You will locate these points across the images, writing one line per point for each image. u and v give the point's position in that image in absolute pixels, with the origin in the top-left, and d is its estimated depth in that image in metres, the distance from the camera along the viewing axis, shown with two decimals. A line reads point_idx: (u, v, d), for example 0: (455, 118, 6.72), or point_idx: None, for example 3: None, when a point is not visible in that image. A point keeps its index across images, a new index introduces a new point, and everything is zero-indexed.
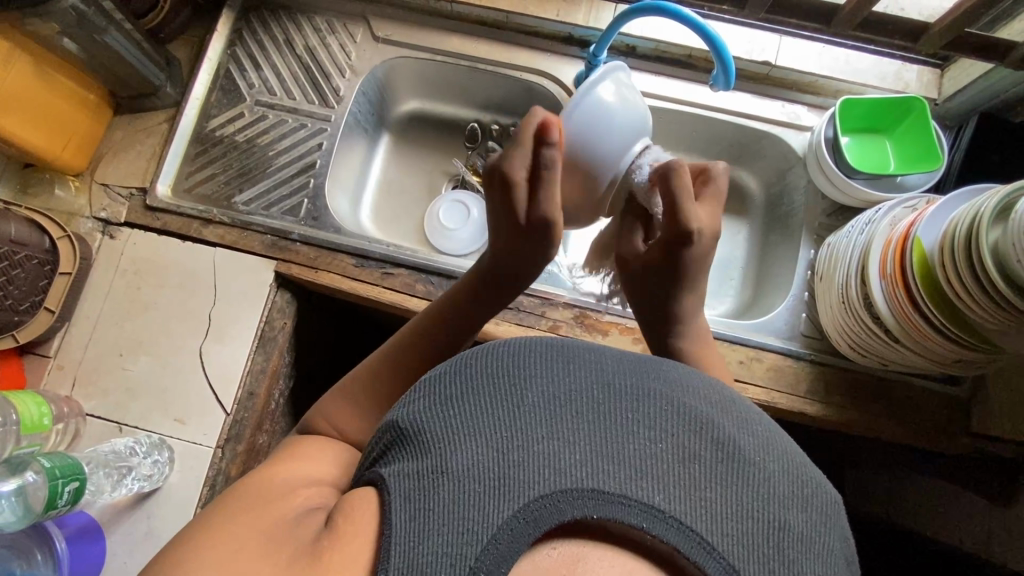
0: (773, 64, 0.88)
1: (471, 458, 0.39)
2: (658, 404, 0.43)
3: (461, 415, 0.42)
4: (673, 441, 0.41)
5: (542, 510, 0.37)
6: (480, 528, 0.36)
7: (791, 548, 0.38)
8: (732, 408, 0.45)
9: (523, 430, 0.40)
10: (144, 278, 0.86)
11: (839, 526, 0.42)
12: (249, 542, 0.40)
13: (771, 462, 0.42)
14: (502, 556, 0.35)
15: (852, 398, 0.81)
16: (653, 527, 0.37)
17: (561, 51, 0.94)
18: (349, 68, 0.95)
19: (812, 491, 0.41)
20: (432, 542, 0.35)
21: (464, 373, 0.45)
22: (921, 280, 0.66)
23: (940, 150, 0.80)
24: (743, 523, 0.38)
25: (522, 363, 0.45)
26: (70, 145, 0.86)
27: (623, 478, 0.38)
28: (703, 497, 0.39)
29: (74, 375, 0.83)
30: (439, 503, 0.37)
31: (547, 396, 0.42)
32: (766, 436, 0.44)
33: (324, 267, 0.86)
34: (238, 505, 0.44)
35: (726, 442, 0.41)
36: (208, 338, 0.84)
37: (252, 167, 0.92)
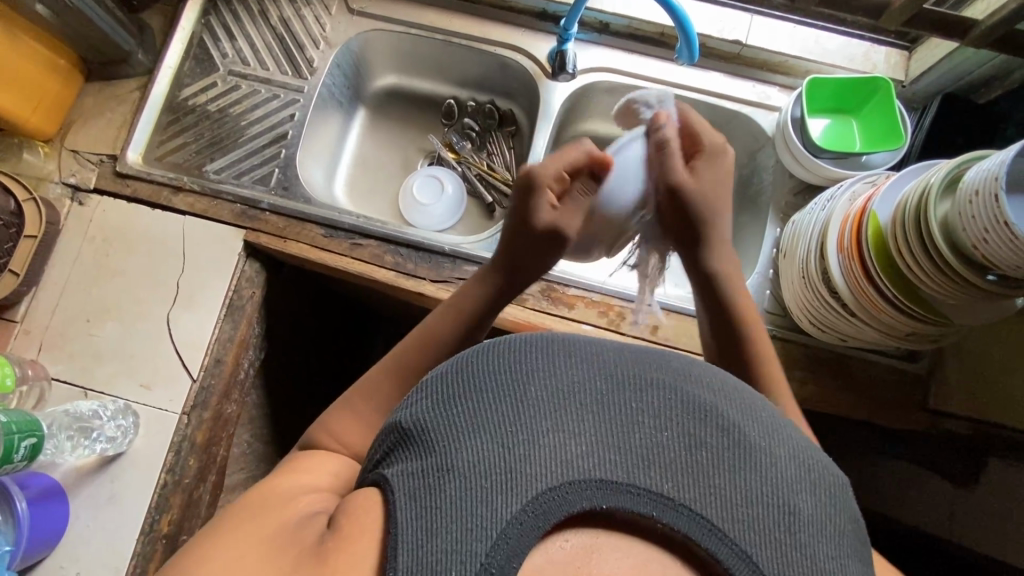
0: (743, 42, 0.88)
1: (476, 455, 0.39)
2: (661, 394, 0.43)
3: (464, 412, 0.42)
4: (678, 430, 0.42)
5: (550, 504, 0.38)
6: (490, 523, 0.37)
7: (802, 531, 0.39)
8: (736, 394, 0.46)
9: (527, 424, 0.41)
10: (112, 245, 0.86)
11: (847, 507, 0.43)
12: (254, 551, 0.41)
13: (777, 446, 0.42)
14: (513, 551, 0.36)
15: (813, 374, 0.82)
16: (663, 517, 0.38)
17: (536, 27, 0.94)
18: (323, 40, 0.95)
19: (820, 473, 0.42)
20: (443, 540, 0.36)
21: (465, 370, 0.45)
22: (874, 254, 0.67)
23: (904, 129, 0.81)
24: (754, 509, 0.39)
25: (522, 355, 0.45)
26: (39, 110, 0.86)
27: (630, 468, 0.40)
28: (712, 485, 0.39)
29: (41, 340, 0.83)
30: (445, 500, 0.38)
31: (550, 389, 0.43)
32: (772, 423, 0.44)
33: (293, 237, 0.86)
34: (243, 517, 0.45)
35: (731, 428, 0.42)
36: (176, 305, 0.84)
37: (224, 137, 0.92)
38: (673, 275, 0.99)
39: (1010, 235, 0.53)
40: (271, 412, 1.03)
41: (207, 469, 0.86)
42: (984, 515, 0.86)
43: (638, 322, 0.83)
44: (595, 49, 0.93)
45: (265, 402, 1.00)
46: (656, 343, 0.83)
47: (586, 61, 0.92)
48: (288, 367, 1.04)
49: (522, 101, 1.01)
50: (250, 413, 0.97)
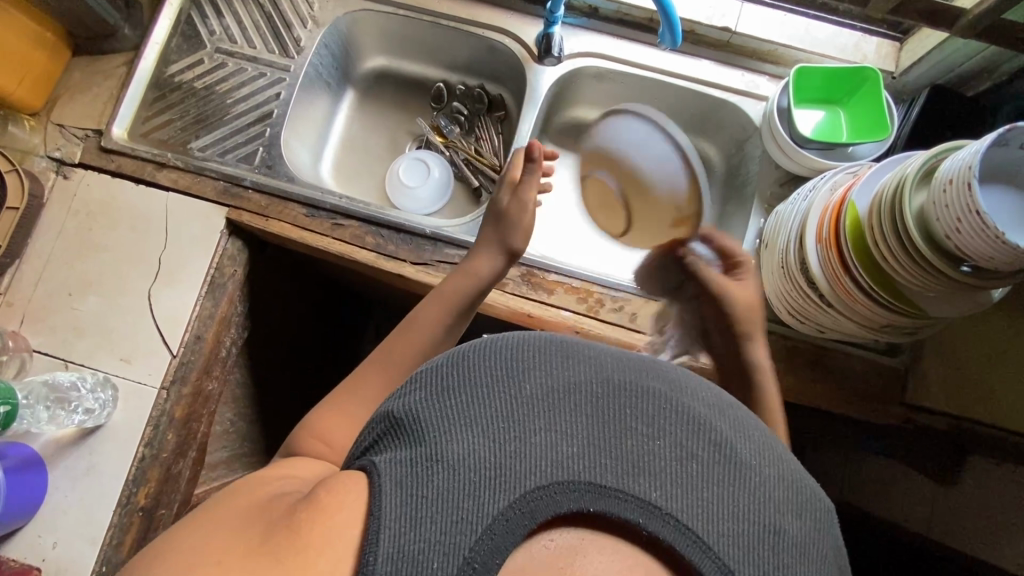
0: (732, 30, 0.87)
1: (467, 448, 0.39)
2: (656, 404, 0.44)
3: (458, 407, 0.42)
4: (670, 440, 0.42)
5: (538, 502, 0.38)
6: (476, 517, 0.37)
7: (784, 552, 0.39)
8: (729, 412, 0.46)
9: (520, 423, 0.41)
10: (96, 220, 0.87)
11: (830, 534, 0.44)
12: (225, 525, 0.42)
13: (765, 467, 0.43)
14: (497, 546, 0.36)
15: (790, 365, 0.82)
16: (649, 524, 0.38)
17: (524, 10, 0.93)
18: (311, 19, 0.94)
19: (805, 498, 0.43)
20: (426, 530, 0.36)
21: (461, 364, 0.45)
22: (851, 244, 0.66)
23: (889, 120, 0.80)
24: (739, 525, 0.39)
25: (520, 356, 0.45)
26: (24, 83, 0.86)
27: (621, 473, 0.40)
28: (700, 497, 0.40)
29: (23, 312, 0.84)
30: (432, 490, 0.38)
31: (545, 389, 0.43)
32: (761, 442, 0.45)
33: (275, 215, 0.86)
34: (222, 499, 0.46)
35: (723, 445, 0.43)
36: (157, 281, 0.85)
37: (209, 114, 0.92)
38: None
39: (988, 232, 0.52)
40: (256, 391, 1.04)
41: (186, 445, 0.87)
42: (959, 512, 0.85)
43: (616, 309, 0.83)
44: (584, 34, 0.92)
45: (248, 381, 1.01)
46: (634, 331, 0.82)
47: (575, 45, 0.91)
48: (272, 347, 1.05)
49: (512, 86, 1.01)
50: (232, 392, 0.97)
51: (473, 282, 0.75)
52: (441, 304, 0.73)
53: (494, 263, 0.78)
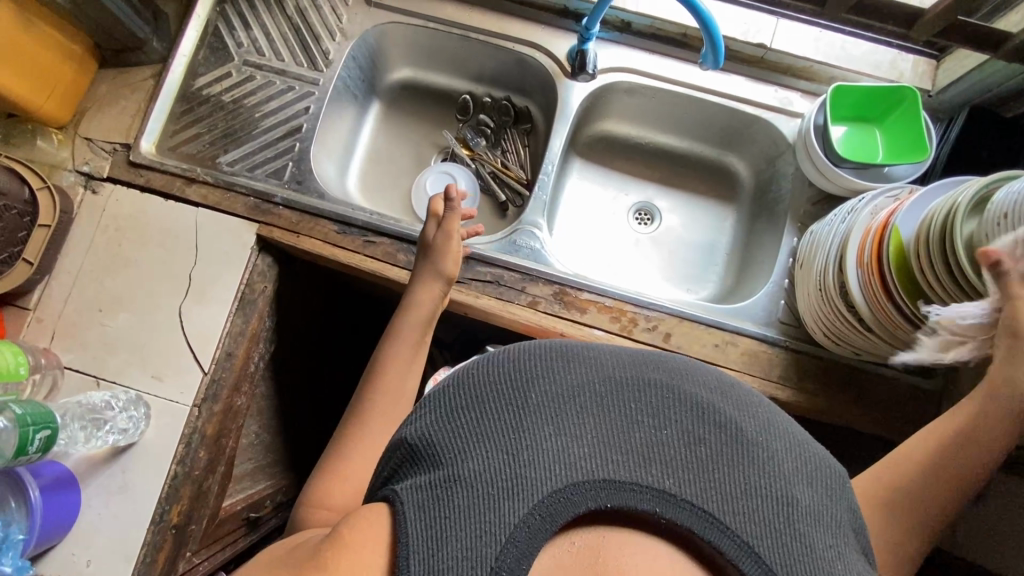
0: (768, 46, 0.87)
1: (482, 462, 0.39)
2: (660, 395, 0.43)
3: (469, 423, 0.42)
4: (677, 428, 0.41)
5: (556, 506, 0.37)
6: (497, 527, 0.36)
7: (800, 520, 0.38)
8: (731, 390, 0.45)
9: (530, 429, 0.40)
10: (125, 235, 0.86)
11: (844, 498, 0.42)
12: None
13: (772, 440, 0.42)
14: (522, 554, 0.36)
15: (824, 386, 0.81)
16: (666, 513, 0.38)
17: (555, 23, 0.92)
18: (340, 32, 0.93)
19: (814, 464, 0.42)
20: (452, 547, 0.36)
21: (467, 383, 0.45)
22: (895, 270, 0.66)
23: (928, 143, 0.79)
24: (755, 501, 0.38)
25: (523, 365, 0.45)
26: (52, 97, 0.84)
27: (632, 467, 0.39)
28: (713, 480, 0.39)
29: (53, 328, 0.83)
30: (454, 508, 0.37)
31: (550, 395, 0.42)
32: (766, 416, 0.44)
33: (307, 232, 0.86)
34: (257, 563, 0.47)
35: (728, 424, 0.42)
36: (188, 297, 0.84)
37: (238, 128, 0.91)
38: (686, 279, 1.00)
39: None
40: (281, 403, 1.04)
41: (217, 461, 0.87)
42: None
43: (650, 328, 0.83)
44: (615, 48, 0.91)
45: (273, 394, 1.00)
46: (667, 351, 0.82)
47: (607, 60, 0.91)
48: (297, 359, 1.05)
49: (540, 100, 1.01)
50: (259, 405, 0.97)
51: (419, 317, 0.76)
52: (398, 347, 0.74)
53: (433, 291, 0.78)
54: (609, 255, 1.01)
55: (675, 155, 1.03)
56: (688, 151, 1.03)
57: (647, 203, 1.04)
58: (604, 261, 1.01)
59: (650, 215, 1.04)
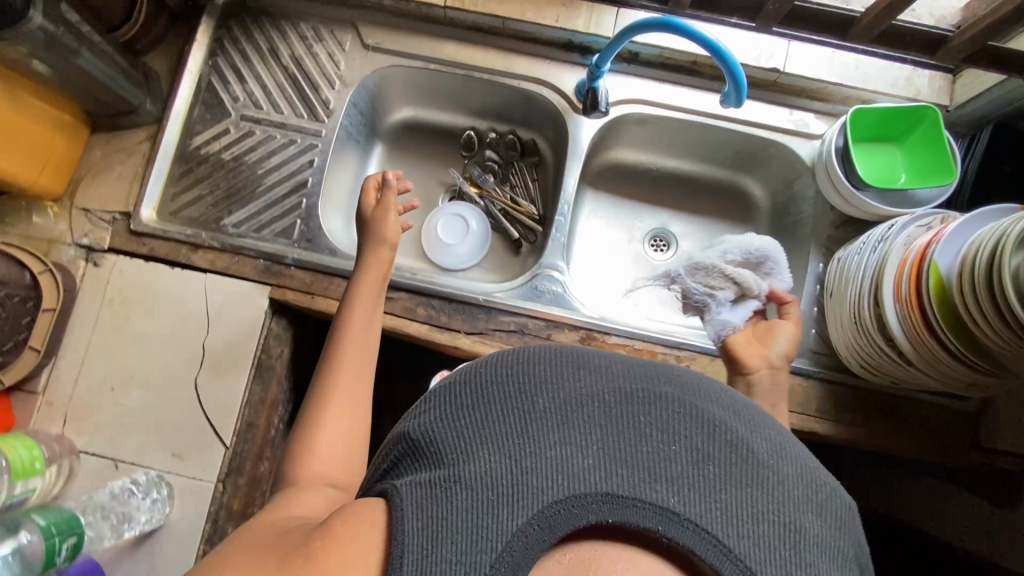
0: (781, 71, 0.84)
1: (483, 465, 0.37)
2: (670, 407, 0.41)
3: (473, 424, 0.40)
4: (687, 444, 0.39)
5: (556, 516, 0.35)
6: (492, 535, 0.35)
7: (807, 550, 0.36)
8: (743, 411, 0.43)
9: (533, 436, 0.38)
10: (132, 308, 0.83)
11: (853, 532, 0.40)
12: (242, 558, 0.41)
13: (785, 465, 0.40)
14: (517, 564, 0.34)
15: (861, 415, 0.80)
16: (669, 532, 0.36)
17: (561, 57, 0.89)
18: (338, 79, 0.90)
19: (827, 495, 0.40)
20: (444, 551, 0.34)
21: (477, 382, 0.43)
22: (936, 303, 0.65)
23: (955, 162, 0.77)
24: (761, 527, 0.36)
25: (534, 370, 0.43)
26: (45, 171, 0.81)
27: (636, 482, 0.37)
28: (718, 500, 0.37)
29: (64, 412, 0.80)
30: (450, 510, 0.35)
31: (557, 401, 0.40)
32: (779, 440, 0.42)
33: (321, 292, 0.83)
34: (237, 540, 0.44)
35: (740, 444, 0.39)
36: (203, 369, 0.81)
37: (241, 187, 0.88)
38: None
39: (789, 345, 0.72)
40: None
41: None
42: None
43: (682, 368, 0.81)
44: (623, 80, 0.89)
45: None
46: None
47: (617, 93, 0.88)
48: None
49: (548, 134, 0.98)
50: None
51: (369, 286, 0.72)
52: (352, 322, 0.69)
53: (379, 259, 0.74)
54: (628, 286, 0.99)
55: (687, 179, 1.01)
56: (700, 175, 1.01)
57: (663, 229, 1.02)
58: (623, 293, 0.99)
59: (665, 242, 1.02)
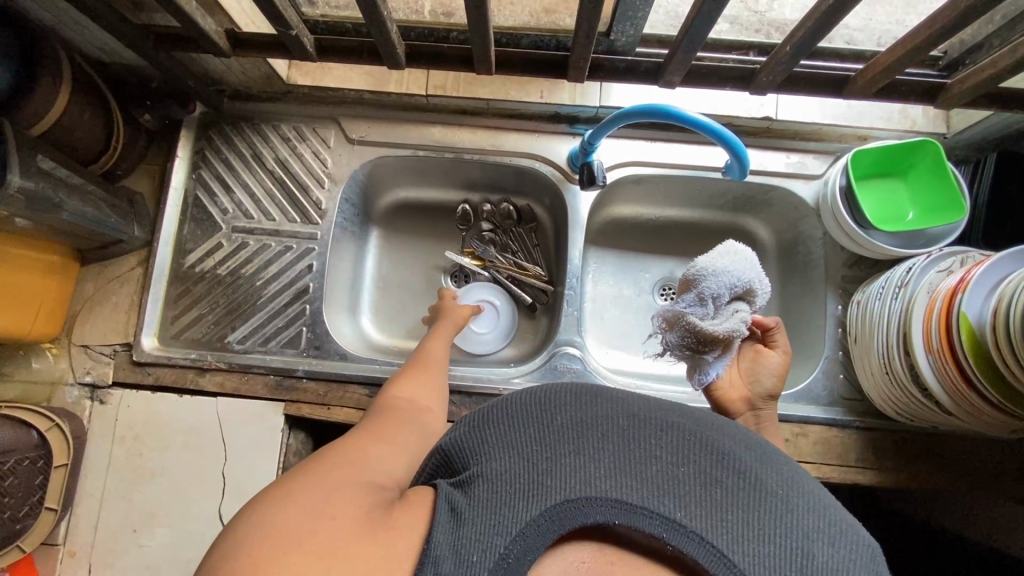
0: (773, 119, 0.83)
1: (507, 466, 0.42)
2: (681, 435, 0.45)
3: (502, 434, 0.45)
4: (694, 467, 0.43)
5: (568, 512, 0.39)
6: (510, 521, 0.39)
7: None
8: (755, 446, 0.47)
9: (553, 445, 0.43)
10: (145, 442, 0.80)
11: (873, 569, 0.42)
12: (333, 488, 0.42)
13: (794, 496, 0.43)
14: (530, 547, 0.38)
15: (903, 459, 0.79)
16: (674, 540, 0.40)
17: (549, 129, 0.88)
18: (327, 177, 0.88)
19: (840, 528, 0.42)
20: (468, 530, 0.39)
21: (508, 402, 0.48)
22: (970, 356, 0.63)
23: (963, 198, 0.76)
24: (765, 547, 0.40)
25: (556, 395, 0.48)
26: (40, 316, 0.78)
27: (647, 493, 0.41)
28: (724, 519, 0.41)
29: (88, 561, 0.77)
30: (476, 501, 0.40)
31: (575, 419, 0.45)
32: (790, 476, 0.45)
33: (337, 402, 0.81)
34: (327, 464, 0.46)
35: (747, 474, 0.44)
36: (225, 498, 0.78)
37: (241, 302, 0.85)
38: None
39: (776, 381, 0.68)
40: None
41: None
42: None
43: None
44: (616, 144, 0.87)
45: None
46: None
47: (611, 158, 0.87)
48: None
49: (544, 200, 0.96)
50: None
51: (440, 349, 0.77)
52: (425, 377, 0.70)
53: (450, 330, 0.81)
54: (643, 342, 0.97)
55: (688, 226, 1.00)
56: (701, 220, 0.99)
57: (671, 277, 1.00)
58: (639, 350, 0.97)
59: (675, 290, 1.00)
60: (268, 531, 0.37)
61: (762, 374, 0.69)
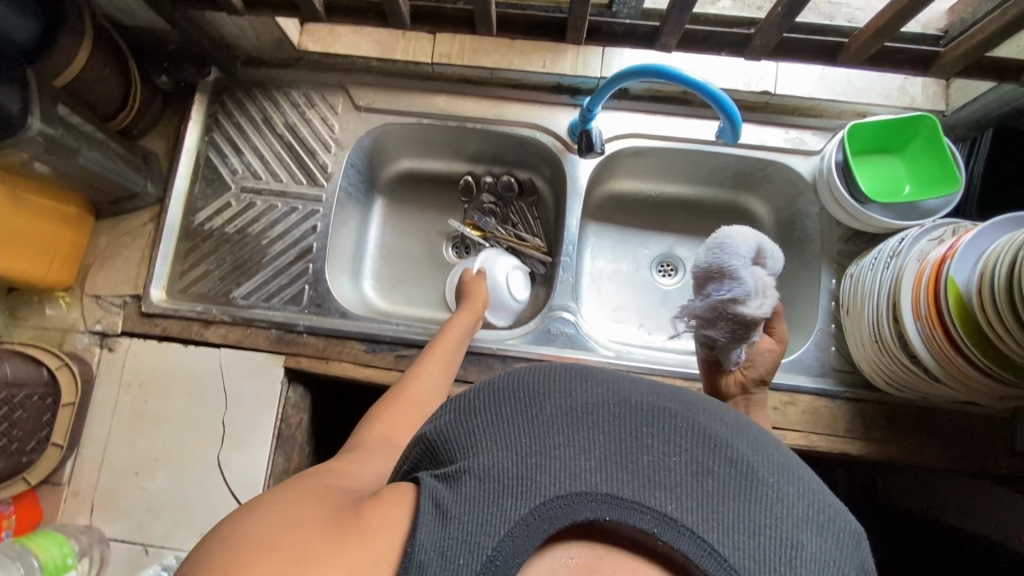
0: (772, 93, 0.85)
1: (495, 460, 0.40)
2: (673, 423, 0.43)
3: (488, 424, 0.43)
4: (685, 457, 0.41)
5: (558, 509, 0.38)
6: (498, 522, 0.37)
7: (802, 567, 0.38)
8: (747, 432, 0.46)
9: (542, 436, 0.41)
10: (150, 389, 0.83)
11: (857, 554, 0.41)
12: (306, 507, 0.42)
13: (784, 483, 0.42)
14: (518, 548, 0.37)
15: (892, 431, 0.79)
16: (664, 535, 0.38)
17: (551, 100, 0.90)
18: (334, 142, 0.91)
19: (828, 516, 0.41)
20: (455, 530, 0.37)
21: (494, 388, 0.46)
22: (958, 321, 0.64)
23: (958, 170, 0.77)
24: (755, 540, 0.38)
25: (545, 379, 0.46)
26: (55, 264, 0.82)
27: (637, 486, 0.39)
28: (714, 511, 0.39)
29: (90, 501, 0.80)
30: (462, 499, 0.38)
31: (565, 409, 0.43)
32: (780, 461, 0.44)
33: (336, 356, 0.84)
34: (300, 487, 0.45)
35: (739, 462, 0.42)
36: (224, 446, 0.81)
37: (247, 259, 0.88)
38: None
39: (769, 365, 0.72)
40: None
41: None
42: None
43: None
44: (616, 115, 0.89)
45: None
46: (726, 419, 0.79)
47: (610, 130, 0.89)
48: None
49: (545, 172, 0.98)
50: None
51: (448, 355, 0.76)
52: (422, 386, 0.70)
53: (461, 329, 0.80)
54: (639, 315, 0.98)
55: (687, 202, 1.01)
56: (700, 197, 1.00)
57: (669, 253, 1.01)
58: (635, 323, 0.98)
59: (672, 266, 1.01)
60: (237, 546, 0.37)
61: (758, 356, 0.72)
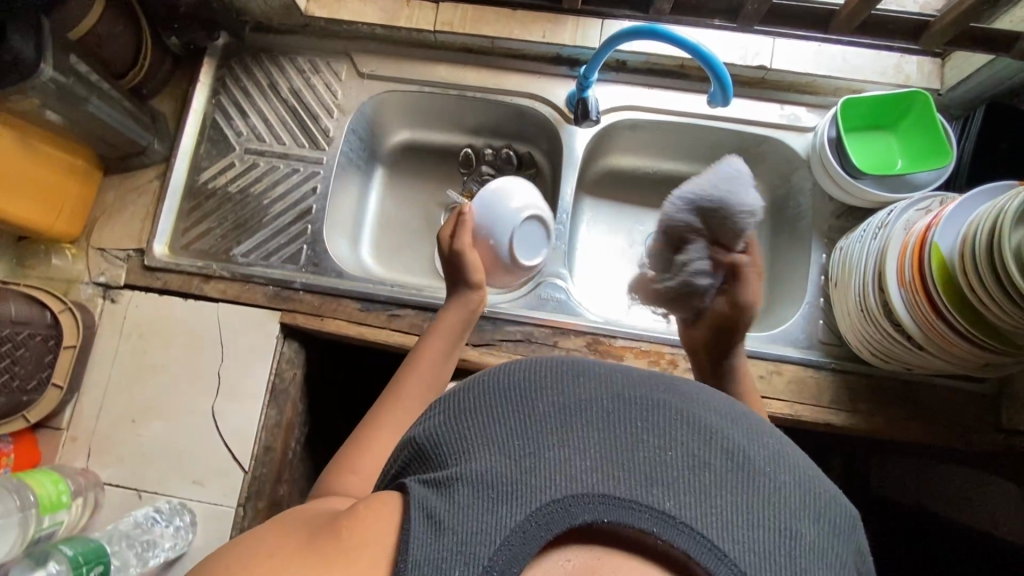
0: (767, 68, 0.86)
1: (486, 464, 0.36)
2: (666, 415, 0.40)
3: (476, 426, 0.40)
4: (681, 449, 0.37)
5: (553, 514, 0.34)
6: (492, 531, 0.34)
7: (804, 558, 0.35)
8: (743, 419, 0.42)
9: (534, 437, 0.37)
10: (149, 340, 0.85)
11: (852, 536, 0.39)
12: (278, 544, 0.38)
13: (783, 471, 0.38)
14: (515, 556, 0.33)
15: (878, 404, 0.79)
16: (664, 534, 0.34)
17: (550, 71, 0.91)
18: (336, 108, 0.93)
19: (827, 502, 0.38)
20: (448, 540, 0.34)
21: (480, 389, 0.43)
22: (942, 288, 0.64)
23: (950, 144, 0.77)
24: (757, 532, 0.35)
25: (533, 376, 0.42)
26: (62, 215, 0.84)
27: (632, 482, 0.36)
28: (714, 505, 0.35)
29: (87, 446, 0.82)
30: (453, 507, 0.35)
31: (555, 407, 0.39)
32: (777, 448, 0.40)
33: (330, 313, 0.85)
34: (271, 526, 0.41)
35: (736, 452, 0.38)
36: (218, 396, 0.83)
37: (248, 218, 0.90)
38: None
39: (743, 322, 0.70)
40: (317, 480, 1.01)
41: None
42: None
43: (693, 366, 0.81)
44: (613, 88, 0.91)
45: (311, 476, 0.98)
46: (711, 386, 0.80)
47: (607, 102, 0.90)
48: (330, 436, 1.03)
49: (542, 145, 0.99)
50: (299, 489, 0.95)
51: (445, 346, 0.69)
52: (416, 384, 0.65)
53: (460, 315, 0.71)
54: None
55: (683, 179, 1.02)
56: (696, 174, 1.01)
57: None
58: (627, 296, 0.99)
59: None
60: None
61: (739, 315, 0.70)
